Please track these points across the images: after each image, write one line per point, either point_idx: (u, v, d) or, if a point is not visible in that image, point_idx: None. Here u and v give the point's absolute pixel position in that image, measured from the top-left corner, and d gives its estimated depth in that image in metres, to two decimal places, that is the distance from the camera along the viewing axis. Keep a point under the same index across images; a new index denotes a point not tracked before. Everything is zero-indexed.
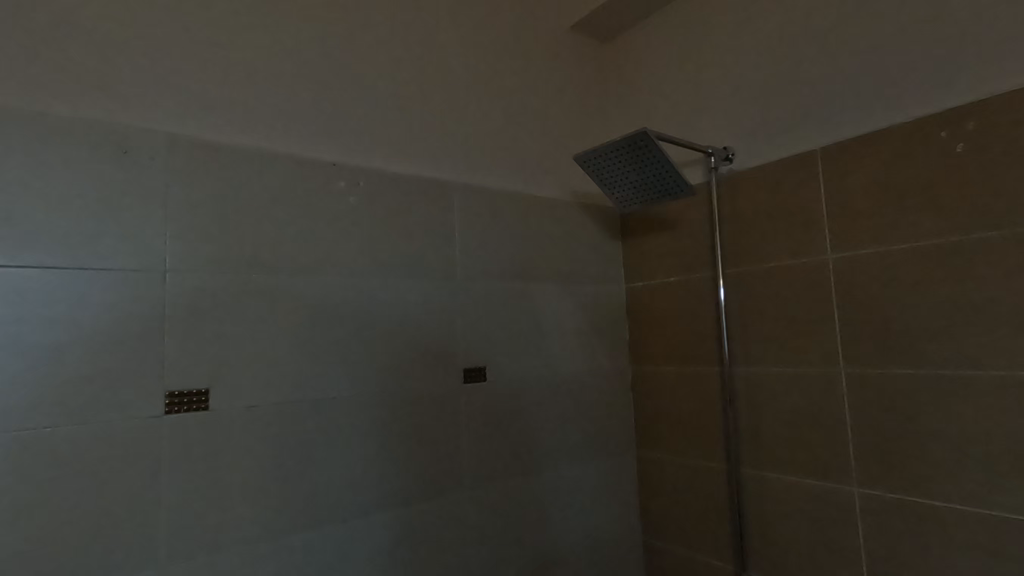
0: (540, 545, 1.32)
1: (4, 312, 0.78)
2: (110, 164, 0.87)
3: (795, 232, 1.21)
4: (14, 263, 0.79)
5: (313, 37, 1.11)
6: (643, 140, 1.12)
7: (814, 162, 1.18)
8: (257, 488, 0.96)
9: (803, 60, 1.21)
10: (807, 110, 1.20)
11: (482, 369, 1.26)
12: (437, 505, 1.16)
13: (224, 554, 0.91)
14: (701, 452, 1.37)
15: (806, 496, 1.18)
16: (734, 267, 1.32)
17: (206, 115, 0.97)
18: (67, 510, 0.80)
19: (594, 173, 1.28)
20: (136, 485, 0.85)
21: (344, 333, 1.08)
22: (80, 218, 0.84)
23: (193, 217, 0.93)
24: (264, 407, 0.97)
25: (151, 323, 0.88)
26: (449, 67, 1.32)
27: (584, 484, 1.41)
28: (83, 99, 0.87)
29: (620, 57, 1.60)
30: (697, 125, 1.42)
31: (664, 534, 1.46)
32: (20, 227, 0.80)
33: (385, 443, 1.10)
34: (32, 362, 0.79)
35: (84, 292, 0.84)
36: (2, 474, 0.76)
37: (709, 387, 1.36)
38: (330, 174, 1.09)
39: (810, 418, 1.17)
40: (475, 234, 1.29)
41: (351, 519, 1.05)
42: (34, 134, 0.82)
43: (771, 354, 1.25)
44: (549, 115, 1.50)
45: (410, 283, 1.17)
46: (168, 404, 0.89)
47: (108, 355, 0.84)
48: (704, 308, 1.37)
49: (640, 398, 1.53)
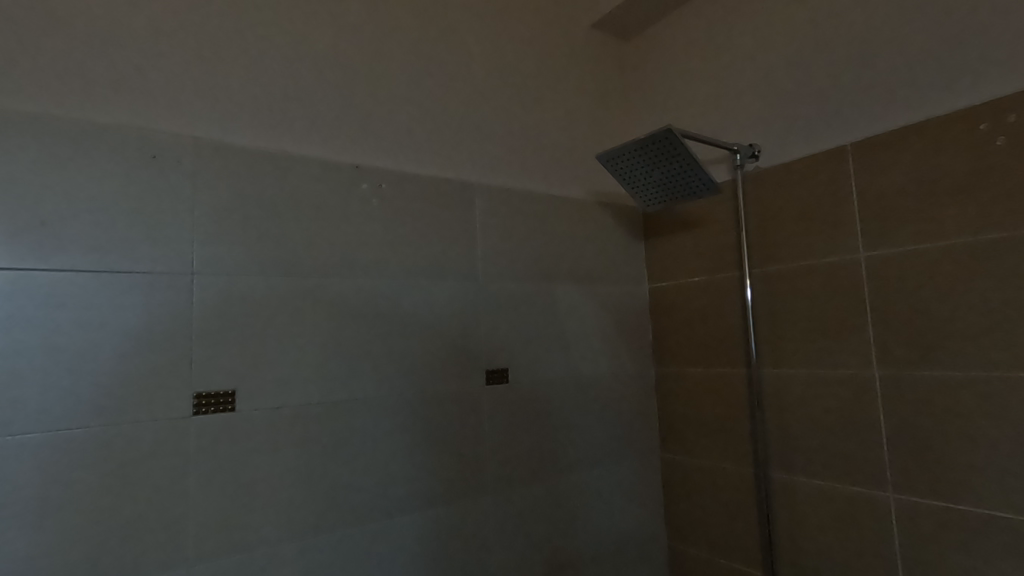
0: (564, 548, 1.30)
1: (39, 313, 0.80)
2: (139, 168, 0.89)
3: (825, 230, 1.18)
4: (49, 267, 0.81)
5: (336, 41, 1.12)
6: (666, 138, 1.10)
7: (845, 158, 1.15)
8: (282, 488, 0.97)
9: (833, 53, 1.18)
10: (837, 105, 1.17)
11: (504, 371, 1.26)
12: (461, 507, 1.16)
13: (251, 553, 0.93)
14: (727, 455, 1.35)
15: (838, 502, 1.15)
16: (761, 267, 1.29)
17: (232, 119, 0.99)
18: (99, 509, 0.82)
19: (617, 173, 1.27)
20: (166, 485, 0.87)
21: (367, 334, 1.08)
22: (112, 222, 0.86)
23: (219, 220, 0.95)
24: (289, 408, 0.98)
25: (179, 325, 0.90)
26: (471, 67, 1.31)
27: (609, 487, 1.40)
28: (114, 105, 0.89)
29: (642, 54, 1.59)
30: (723, 122, 1.39)
31: (690, 538, 1.43)
32: (54, 231, 0.82)
33: (408, 444, 1.11)
34: (67, 363, 0.81)
35: (115, 295, 0.85)
36: (38, 472, 0.78)
37: (736, 390, 1.33)
38: (353, 176, 1.10)
39: (841, 421, 1.14)
40: (497, 235, 1.28)
41: (375, 521, 1.06)
42: (68, 141, 0.84)
43: (800, 355, 1.21)
44: (571, 115, 1.49)
45: (432, 284, 1.17)
46: (195, 405, 0.90)
47: (138, 357, 0.86)
48: (731, 308, 1.34)
49: (664, 400, 1.50)
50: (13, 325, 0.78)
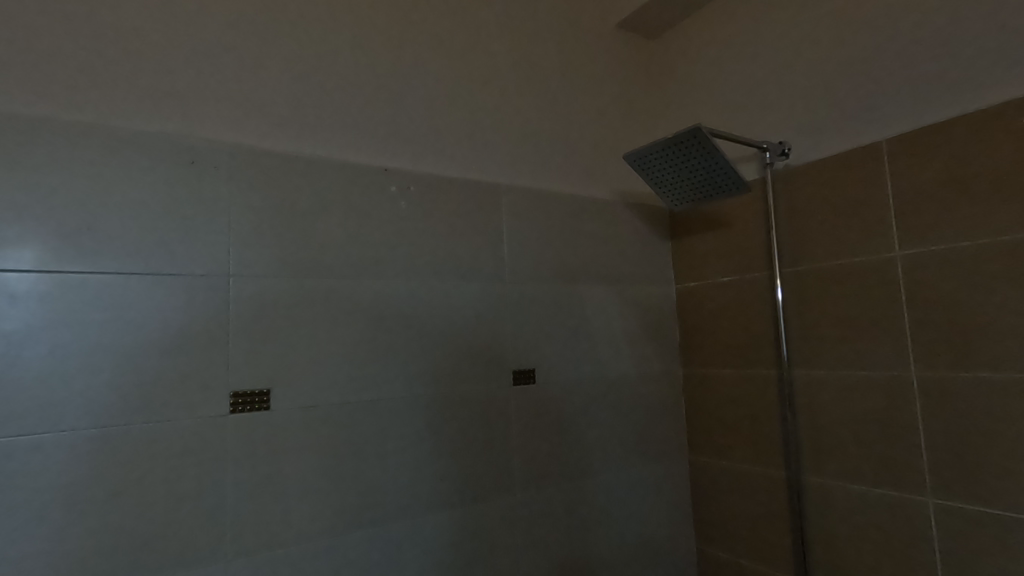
0: (592, 550, 1.30)
1: (86, 313, 0.83)
2: (179, 174, 0.92)
3: (858, 229, 1.15)
4: (95, 269, 0.85)
5: (365, 46, 1.14)
6: (694, 137, 1.09)
7: (879, 155, 1.12)
8: (315, 486, 0.98)
9: (865, 48, 1.15)
10: (870, 101, 1.15)
11: (531, 372, 1.26)
12: (489, 507, 1.16)
13: (286, 548, 0.95)
14: (758, 457, 1.33)
15: (874, 507, 1.12)
16: (791, 266, 1.27)
17: (265, 124, 1.02)
18: (142, 503, 0.85)
19: (644, 172, 1.26)
20: (205, 481, 0.89)
21: (397, 335, 1.09)
22: (153, 226, 0.89)
23: (254, 223, 0.97)
24: (321, 407, 1.00)
25: (217, 325, 0.92)
26: (497, 69, 1.32)
27: (636, 489, 1.39)
28: (154, 112, 0.92)
29: (668, 53, 1.57)
30: (751, 120, 1.37)
31: (719, 541, 1.41)
32: (100, 234, 0.85)
33: (436, 444, 1.12)
34: (112, 362, 0.85)
35: (157, 296, 0.88)
36: (85, 467, 0.81)
37: (766, 391, 1.31)
38: (382, 179, 1.12)
39: (877, 424, 1.11)
40: (523, 236, 1.29)
41: (405, 519, 1.07)
42: (112, 147, 0.88)
43: (833, 356, 1.19)
44: (597, 115, 1.48)
45: (460, 285, 1.18)
46: (233, 403, 0.93)
47: (179, 356, 0.89)
48: (760, 309, 1.33)
49: (692, 402, 1.49)
50: (64, 325, 0.82)
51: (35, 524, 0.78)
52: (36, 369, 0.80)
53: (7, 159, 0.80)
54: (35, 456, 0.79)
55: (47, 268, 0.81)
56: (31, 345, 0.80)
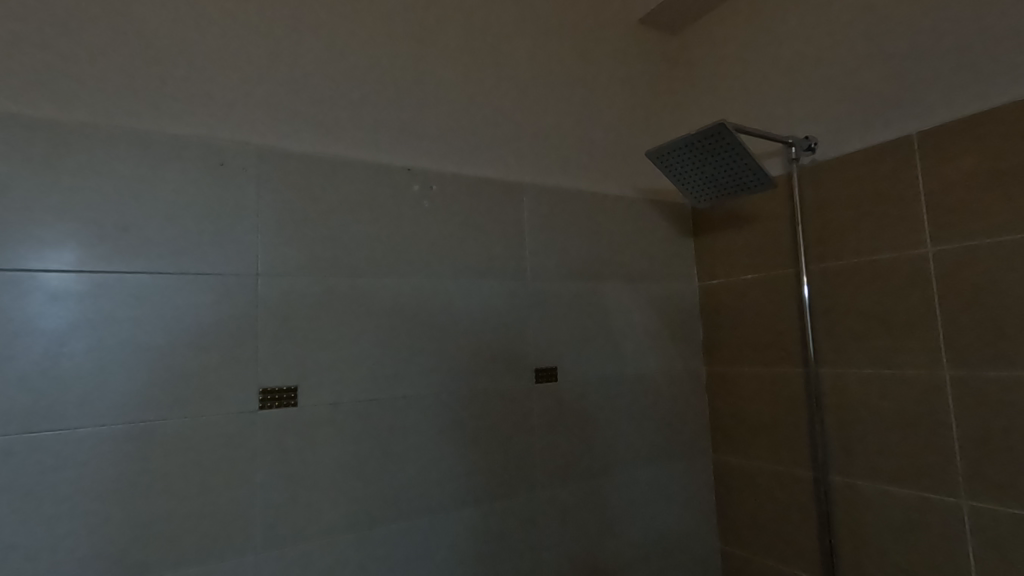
0: (614, 548, 1.30)
1: (122, 312, 0.86)
2: (209, 175, 0.94)
3: (888, 224, 1.13)
4: (130, 269, 0.87)
5: (388, 47, 1.15)
6: (718, 132, 1.08)
7: (910, 148, 1.10)
8: (341, 482, 1.00)
9: (895, 39, 1.12)
10: (900, 94, 1.12)
11: (553, 370, 1.26)
12: (511, 504, 1.17)
13: (313, 542, 0.97)
14: (784, 457, 1.31)
15: (904, 508, 1.10)
16: (818, 263, 1.25)
17: (291, 126, 1.03)
18: (175, 495, 0.87)
19: (666, 169, 1.25)
20: (235, 476, 0.92)
21: (420, 333, 1.11)
22: (185, 227, 0.92)
23: (280, 224, 0.99)
24: (346, 404, 1.02)
25: (245, 323, 0.94)
26: (518, 68, 1.32)
27: (659, 487, 1.38)
28: (184, 115, 0.94)
29: (690, 48, 1.56)
30: (776, 114, 1.35)
31: (744, 541, 1.40)
32: (134, 235, 0.88)
33: (459, 441, 1.13)
34: (147, 359, 0.87)
35: (188, 295, 0.91)
36: (121, 460, 0.84)
37: (793, 390, 1.29)
38: (405, 178, 1.13)
39: (908, 423, 1.09)
40: (545, 234, 1.29)
41: (428, 515, 1.08)
42: (145, 151, 0.90)
43: (862, 354, 1.17)
44: (619, 111, 1.47)
45: (482, 284, 1.19)
46: (261, 400, 0.95)
47: (210, 353, 0.91)
48: (786, 306, 1.31)
49: (716, 400, 1.47)
50: (101, 323, 0.85)
51: (75, 516, 0.81)
52: (75, 366, 0.83)
53: (46, 163, 0.83)
54: (75, 450, 0.82)
55: (84, 268, 0.84)
56: (72, 342, 0.83)
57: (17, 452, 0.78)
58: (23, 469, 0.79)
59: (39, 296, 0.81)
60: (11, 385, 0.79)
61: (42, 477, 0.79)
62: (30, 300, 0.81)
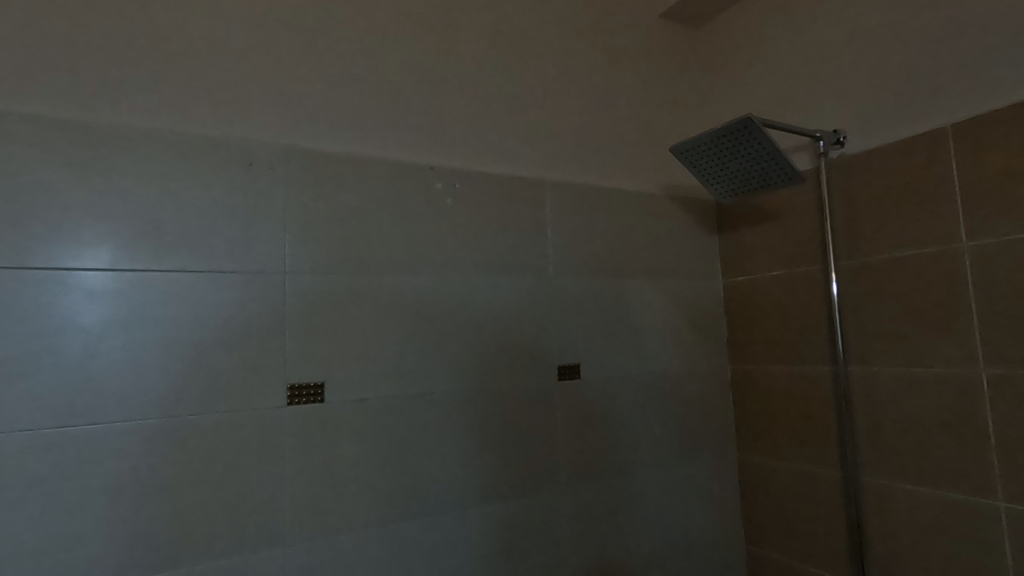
0: (637, 547, 1.29)
1: (155, 309, 0.88)
2: (238, 175, 0.96)
3: (921, 220, 1.10)
4: (162, 268, 0.89)
5: (410, 46, 1.16)
6: (744, 127, 1.07)
7: (945, 141, 1.06)
8: (367, 477, 1.01)
9: (930, 29, 1.09)
10: (933, 85, 1.09)
11: (576, 367, 1.25)
12: (534, 501, 1.17)
13: (340, 536, 0.98)
14: (812, 456, 1.28)
15: (938, 510, 1.07)
16: (848, 260, 1.22)
17: (315, 125, 1.04)
18: (207, 488, 0.89)
19: (690, 165, 1.24)
20: (265, 470, 0.93)
21: (443, 330, 1.11)
22: (215, 226, 0.93)
23: (306, 223, 1.00)
24: (371, 400, 1.03)
25: (273, 320, 0.96)
26: (540, 64, 1.32)
27: (682, 486, 1.37)
28: (213, 116, 0.96)
29: (714, 42, 1.53)
30: (803, 108, 1.32)
31: (770, 541, 1.38)
32: (166, 234, 0.90)
33: (482, 437, 1.13)
34: (179, 355, 0.89)
35: (219, 292, 0.93)
36: (155, 454, 0.86)
37: (821, 389, 1.27)
38: (428, 177, 1.14)
39: (942, 423, 1.06)
40: (567, 231, 1.28)
41: (452, 512, 1.09)
42: (175, 152, 0.92)
43: (894, 353, 1.14)
44: (641, 107, 1.46)
45: (505, 281, 1.19)
46: (289, 396, 0.96)
47: (240, 350, 0.93)
48: (814, 303, 1.28)
49: (742, 398, 1.45)
50: (135, 321, 0.87)
51: (113, 508, 0.84)
52: (111, 362, 0.85)
53: (83, 165, 0.86)
54: (112, 444, 0.84)
55: (120, 267, 0.87)
56: (108, 339, 0.85)
57: (57, 446, 0.81)
58: (63, 462, 0.81)
59: (77, 294, 0.84)
60: (52, 381, 0.82)
61: (80, 470, 0.82)
62: (69, 299, 0.83)
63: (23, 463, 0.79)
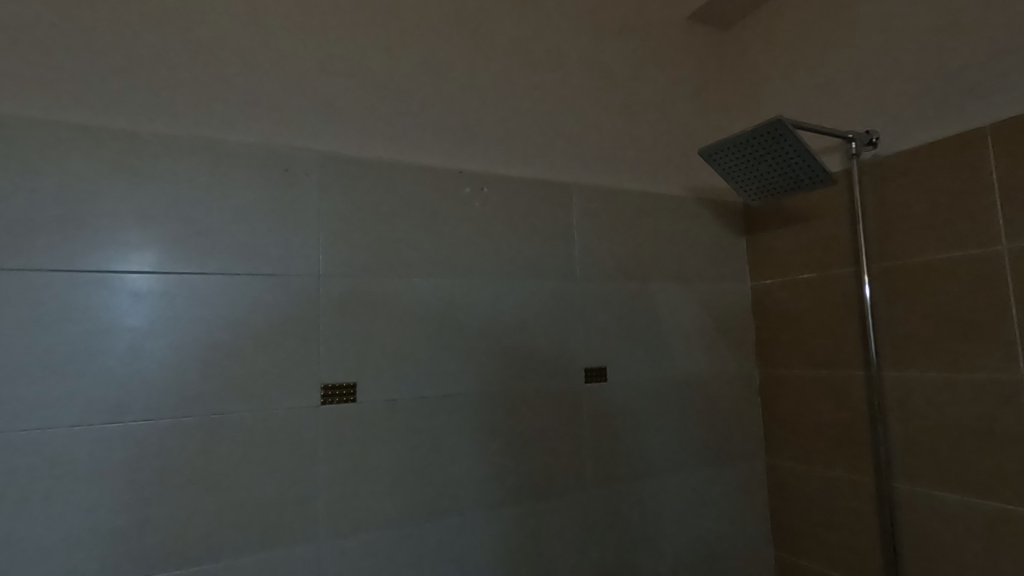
0: (664, 551, 1.28)
1: (197, 310, 0.92)
2: (274, 180, 0.99)
3: (958, 222, 1.07)
4: (203, 270, 0.93)
5: (439, 53, 1.18)
6: (775, 129, 1.06)
7: (983, 142, 1.04)
8: (397, 475, 1.03)
9: (970, 26, 1.06)
10: (971, 85, 1.06)
11: (602, 370, 1.26)
12: (561, 503, 1.17)
13: (371, 533, 1.00)
14: (844, 462, 1.26)
15: (974, 518, 1.05)
16: (881, 263, 1.20)
17: (348, 133, 1.07)
18: (245, 484, 0.92)
19: (719, 167, 1.23)
20: (298, 468, 0.96)
21: (472, 333, 1.12)
22: (253, 230, 0.97)
23: (338, 227, 1.03)
24: (402, 401, 1.05)
25: (308, 323, 0.99)
26: (567, 68, 1.33)
27: (710, 490, 1.36)
28: (252, 124, 1.00)
29: (742, 44, 1.52)
30: (834, 109, 1.30)
31: (799, 548, 1.36)
32: (208, 239, 0.93)
33: (508, 438, 1.14)
34: (219, 355, 0.92)
35: (256, 293, 0.96)
36: (197, 451, 0.90)
37: (853, 393, 1.25)
38: (457, 181, 1.15)
39: (981, 430, 1.04)
40: (593, 234, 1.28)
41: (479, 511, 1.10)
42: (216, 159, 0.95)
43: (930, 357, 1.12)
44: (668, 109, 1.46)
45: (532, 283, 1.20)
46: (323, 396, 0.99)
47: (276, 350, 0.96)
48: (845, 306, 1.26)
49: (770, 402, 1.44)
50: (178, 321, 0.90)
51: (158, 502, 0.87)
52: (155, 361, 0.89)
53: (131, 172, 0.90)
54: (156, 440, 0.87)
55: (164, 270, 0.90)
56: (154, 339, 0.89)
57: (106, 441, 0.85)
58: (111, 457, 0.85)
59: (124, 296, 0.88)
60: (102, 378, 0.85)
61: (126, 465, 0.86)
62: (118, 300, 0.87)
63: (74, 457, 0.83)
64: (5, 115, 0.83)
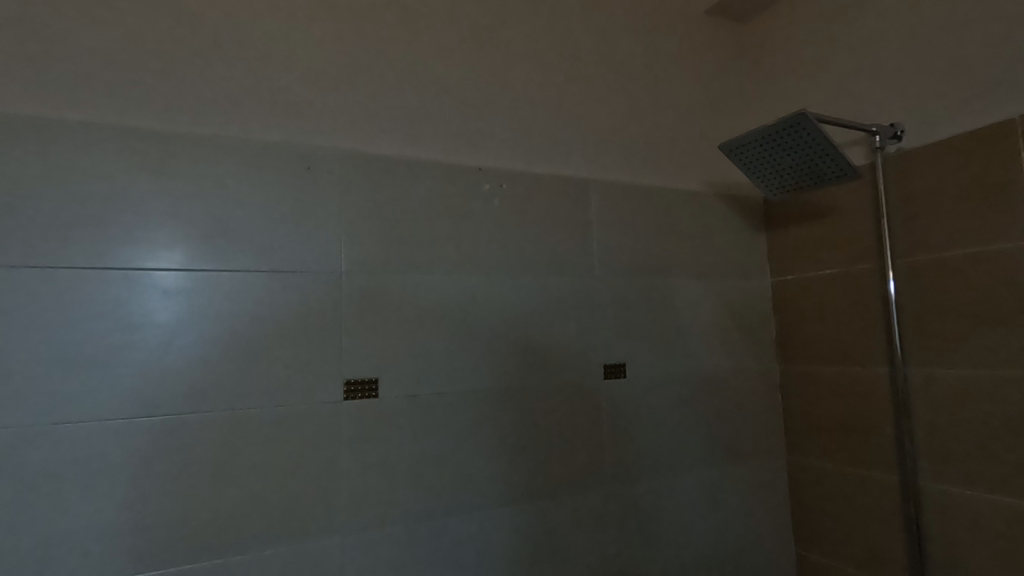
0: (684, 548, 1.28)
1: (223, 307, 0.93)
2: (297, 180, 1.00)
3: (986, 217, 1.05)
4: (228, 268, 0.94)
5: (456, 51, 1.18)
6: (798, 123, 1.04)
7: (1013, 134, 1.01)
8: (418, 471, 1.04)
9: (999, 15, 1.04)
10: (998, 76, 1.04)
11: (622, 366, 1.25)
12: (580, 499, 1.17)
13: (393, 527, 1.01)
14: (867, 460, 1.25)
15: (1002, 519, 1.03)
16: (906, 258, 1.18)
17: (368, 132, 1.08)
18: (270, 476, 0.94)
19: (740, 162, 1.22)
20: (322, 461, 0.97)
21: (491, 330, 1.13)
22: (274, 231, 0.98)
23: (359, 225, 1.04)
24: (423, 396, 1.06)
25: (331, 320, 1.00)
26: (584, 64, 1.32)
27: (730, 487, 1.35)
28: (274, 124, 1.01)
29: (762, 37, 1.50)
30: (857, 102, 1.28)
31: (821, 546, 1.35)
32: (232, 237, 0.95)
33: (528, 434, 1.14)
34: (245, 350, 0.94)
35: (279, 290, 0.97)
36: (223, 444, 0.92)
37: (877, 390, 1.23)
38: (476, 178, 1.16)
39: (1010, 428, 1.01)
40: (612, 230, 1.28)
41: (500, 507, 1.10)
42: (239, 158, 0.97)
43: (957, 354, 1.09)
44: (687, 104, 1.44)
45: (552, 280, 1.20)
46: (346, 391, 1.00)
47: (299, 346, 0.97)
48: (869, 302, 1.24)
49: (791, 398, 1.42)
50: (204, 318, 0.92)
51: (186, 495, 0.89)
52: (184, 356, 0.90)
53: (158, 172, 0.92)
54: (184, 434, 0.89)
55: (190, 267, 0.92)
56: (180, 335, 0.90)
57: (137, 435, 0.87)
58: (142, 449, 0.87)
59: (153, 292, 0.90)
60: (132, 374, 0.88)
61: (156, 457, 0.88)
62: (146, 297, 0.89)
63: (107, 449, 0.85)
64: (37, 117, 0.86)
